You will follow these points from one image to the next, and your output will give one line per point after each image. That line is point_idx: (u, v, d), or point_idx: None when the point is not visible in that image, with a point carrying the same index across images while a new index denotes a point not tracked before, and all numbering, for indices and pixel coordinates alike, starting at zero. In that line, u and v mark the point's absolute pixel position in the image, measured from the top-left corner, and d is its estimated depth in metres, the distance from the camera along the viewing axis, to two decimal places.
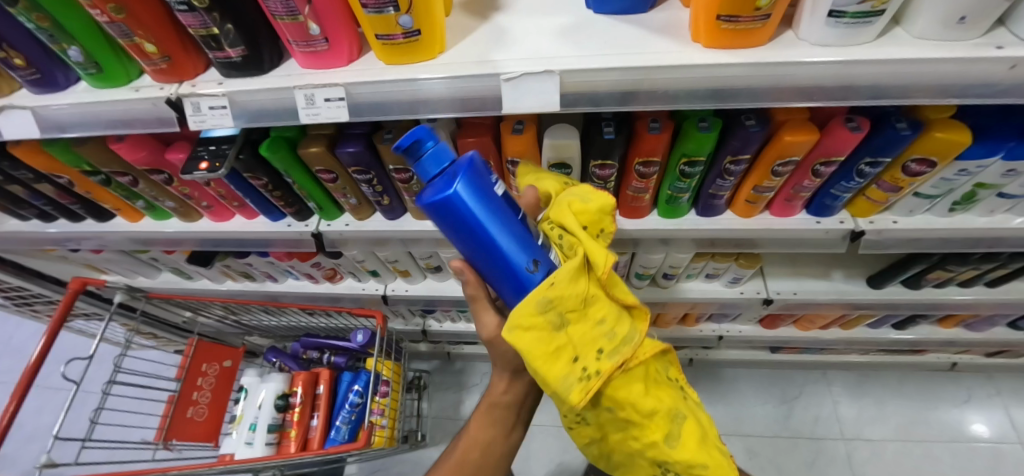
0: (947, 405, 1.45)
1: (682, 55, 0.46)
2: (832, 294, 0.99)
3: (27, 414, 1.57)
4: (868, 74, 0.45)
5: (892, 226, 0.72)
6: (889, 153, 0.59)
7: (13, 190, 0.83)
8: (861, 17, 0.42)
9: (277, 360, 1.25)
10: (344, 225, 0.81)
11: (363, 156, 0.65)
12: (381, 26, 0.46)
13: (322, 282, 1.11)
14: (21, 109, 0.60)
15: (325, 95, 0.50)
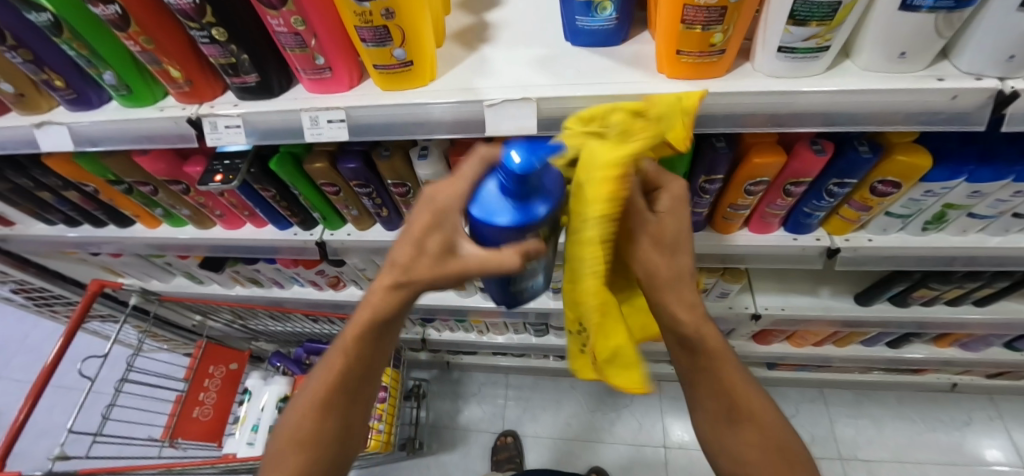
0: (948, 427, 1.43)
1: (648, 85, 0.50)
2: (819, 310, 1.01)
3: (40, 411, 1.64)
4: (820, 103, 0.49)
5: (867, 243, 0.74)
6: (854, 174, 0.62)
7: (43, 197, 0.90)
8: (809, 52, 0.46)
9: (281, 364, 1.31)
10: (346, 234, 0.86)
11: (363, 171, 0.70)
12: (379, 57, 0.51)
13: (325, 289, 1.16)
14: (57, 125, 0.66)
15: (328, 117, 0.56)
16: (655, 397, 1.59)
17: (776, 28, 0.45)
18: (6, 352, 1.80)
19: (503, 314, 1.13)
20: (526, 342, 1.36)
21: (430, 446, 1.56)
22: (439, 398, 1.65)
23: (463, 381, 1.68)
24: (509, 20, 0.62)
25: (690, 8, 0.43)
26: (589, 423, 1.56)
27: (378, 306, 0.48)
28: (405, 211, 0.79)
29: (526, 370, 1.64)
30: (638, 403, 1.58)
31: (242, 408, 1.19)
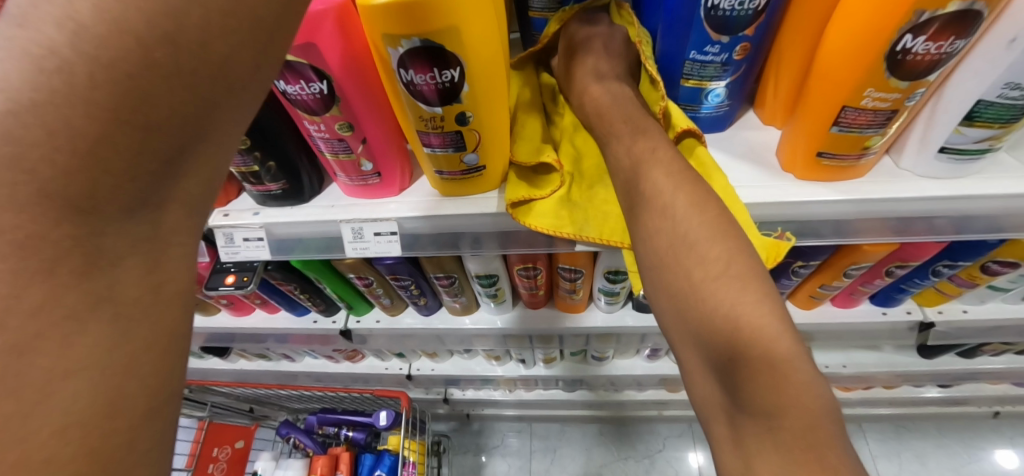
0: (991, 459, 1.39)
1: (775, 189, 0.42)
2: (884, 366, 0.94)
3: None
4: (979, 207, 0.41)
5: (963, 316, 0.67)
6: (970, 257, 0.55)
7: None
8: (974, 153, 0.38)
9: (291, 435, 1.18)
10: (375, 321, 0.76)
11: (402, 266, 0.60)
12: (443, 163, 0.42)
13: (342, 361, 1.05)
14: None
15: (375, 229, 0.46)
16: (689, 440, 1.51)
17: (942, 127, 0.38)
18: None
19: (539, 379, 1.04)
20: (556, 397, 1.26)
21: None
22: (460, 453, 1.54)
23: (485, 432, 1.57)
24: None
25: (849, 110, 0.35)
26: (622, 472, 1.48)
27: None
28: (447, 300, 0.69)
29: (551, 418, 1.55)
30: (671, 446, 1.51)
31: None
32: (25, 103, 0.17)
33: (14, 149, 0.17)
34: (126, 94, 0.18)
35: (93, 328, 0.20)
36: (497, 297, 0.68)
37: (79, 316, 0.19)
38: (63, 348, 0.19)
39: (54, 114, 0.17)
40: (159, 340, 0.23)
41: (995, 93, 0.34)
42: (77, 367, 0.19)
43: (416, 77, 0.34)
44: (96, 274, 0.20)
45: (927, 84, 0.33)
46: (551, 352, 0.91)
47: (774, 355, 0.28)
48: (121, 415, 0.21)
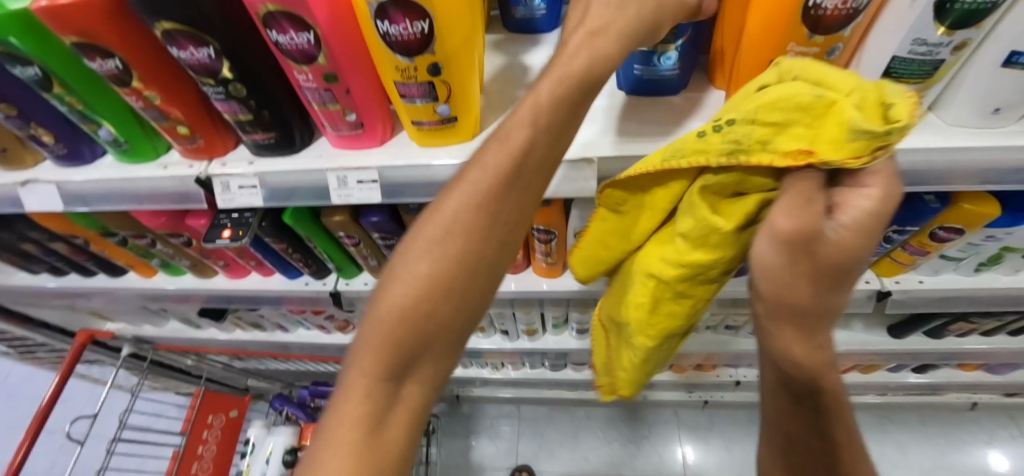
0: (969, 448, 1.42)
1: None
2: (853, 344, 0.97)
3: None
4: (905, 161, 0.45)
5: (918, 286, 0.71)
6: (916, 222, 0.59)
7: (26, 248, 0.82)
8: None
9: (283, 409, 1.23)
10: (363, 284, 0.80)
11: (387, 224, 0.65)
12: (419, 113, 0.46)
13: (333, 332, 1.09)
14: (45, 183, 0.59)
15: (358, 177, 0.50)
16: (674, 426, 1.54)
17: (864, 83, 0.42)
18: None
19: (523, 353, 1.08)
20: (542, 376, 1.29)
21: None
22: (449, 434, 1.58)
23: (474, 415, 1.61)
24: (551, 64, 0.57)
25: None
26: (607, 455, 1.51)
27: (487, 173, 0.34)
28: None
29: (539, 401, 1.59)
30: (656, 432, 1.54)
31: (244, 461, 1.11)
32: (424, 289, 0.35)
33: (411, 312, 0.35)
34: (467, 276, 0.36)
35: (407, 389, 0.37)
36: None
37: (396, 391, 0.36)
38: (392, 411, 0.36)
39: (434, 296, 0.35)
40: (426, 396, 0.38)
41: (906, 50, 0.38)
42: (398, 419, 0.36)
43: (392, 28, 0.37)
44: (407, 370, 0.36)
45: (842, 38, 0.37)
46: (533, 323, 0.95)
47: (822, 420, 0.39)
48: (401, 417, 0.36)
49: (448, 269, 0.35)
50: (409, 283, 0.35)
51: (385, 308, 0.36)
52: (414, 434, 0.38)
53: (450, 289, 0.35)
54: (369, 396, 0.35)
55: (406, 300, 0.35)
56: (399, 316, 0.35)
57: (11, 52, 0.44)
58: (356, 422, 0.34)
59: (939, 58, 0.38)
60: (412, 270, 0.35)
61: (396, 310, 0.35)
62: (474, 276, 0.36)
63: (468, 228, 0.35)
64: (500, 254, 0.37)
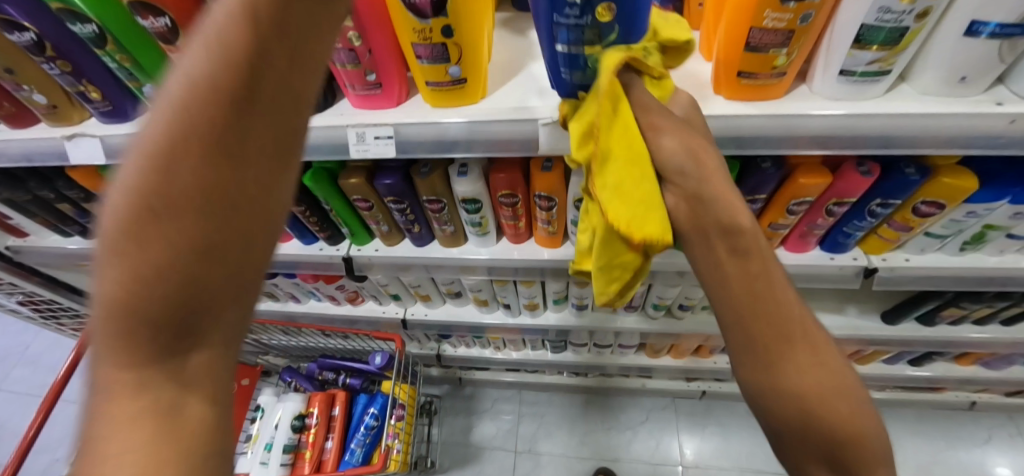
0: (967, 446, 1.42)
1: (707, 105, 0.51)
2: (846, 329, 0.99)
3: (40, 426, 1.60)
4: (878, 125, 0.49)
5: (904, 264, 0.74)
6: (899, 195, 0.62)
7: (63, 208, 0.89)
8: (869, 76, 0.47)
9: (293, 380, 1.29)
10: (374, 250, 0.86)
11: (400, 187, 0.70)
12: (432, 74, 0.51)
13: (343, 304, 1.15)
14: (90, 138, 0.64)
15: (375, 133, 0.55)
16: (672, 414, 1.56)
17: (839, 52, 0.46)
18: (5, 365, 1.72)
19: (524, 330, 1.12)
20: (542, 357, 1.33)
21: (442, 463, 1.52)
22: (450, 415, 1.62)
23: (476, 396, 1.65)
24: None
25: (758, 31, 0.44)
26: (605, 440, 1.54)
27: (195, 92, 0.24)
28: (437, 226, 0.78)
29: (539, 386, 1.62)
30: (655, 419, 1.56)
31: (254, 425, 1.16)
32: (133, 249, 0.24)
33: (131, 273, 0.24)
34: (206, 218, 0.25)
35: (164, 425, 0.26)
36: (481, 227, 0.77)
37: (153, 390, 0.26)
38: (170, 431, 0.26)
39: (173, 236, 0.25)
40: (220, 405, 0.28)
41: (873, 17, 0.42)
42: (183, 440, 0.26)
43: None
44: (177, 359, 0.27)
45: (812, 6, 0.42)
46: (534, 297, 0.99)
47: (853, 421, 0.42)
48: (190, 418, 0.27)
49: (179, 171, 0.24)
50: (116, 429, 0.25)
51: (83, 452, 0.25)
52: (220, 428, 0.28)
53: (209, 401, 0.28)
54: (142, 388, 0.26)
55: (137, 459, 0.25)
56: (132, 261, 0.24)
57: (71, 9, 0.50)
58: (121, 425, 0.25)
59: (904, 25, 0.42)
60: (99, 383, 0.26)
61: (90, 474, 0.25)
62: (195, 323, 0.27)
63: (136, 306, 0.25)
64: (214, 313, 0.27)
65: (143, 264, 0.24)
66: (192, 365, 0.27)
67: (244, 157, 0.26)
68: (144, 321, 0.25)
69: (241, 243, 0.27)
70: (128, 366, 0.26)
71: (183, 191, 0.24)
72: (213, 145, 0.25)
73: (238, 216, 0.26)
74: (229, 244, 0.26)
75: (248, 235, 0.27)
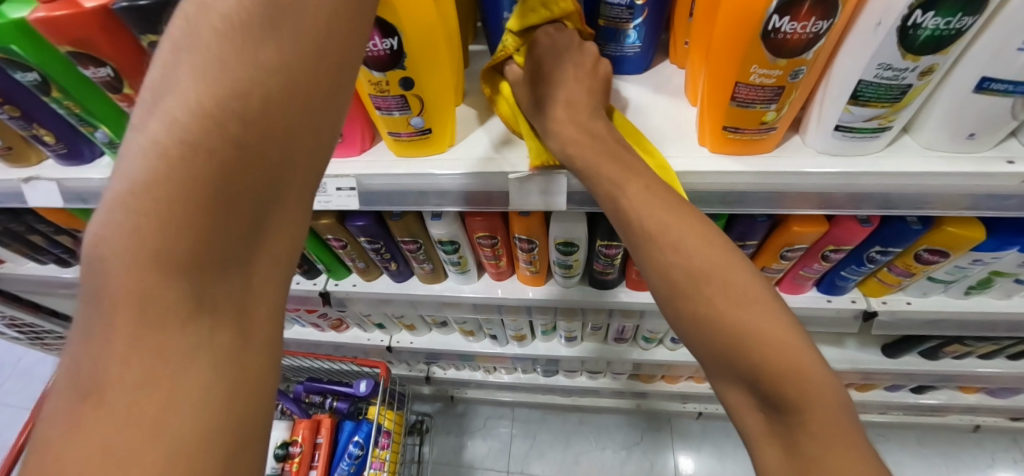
0: (970, 470, 1.39)
1: (690, 160, 0.47)
2: (844, 362, 0.96)
3: None
4: (875, 183, 0.45)
5: (906, 307, 0.70)
6: (899, 243, 0.58)
7: (34, 240, 0.87)
8: (867, 132, 0.43)
9: (279, 402, 1.20)
10: (352, 285, 0.83)
11: (374, 229, 0.66)
12: (394, 125, 0.47)
13: (327, 330, 1.12)
14: (47, 181, 0.62)
15: (337, 185, 0.51)
16: (667, 435, 1.53)
17: (834, 106, 0.43)
18: None
19: (512, 359, 1.09)
20: (533, 381, 1.30)
21: None
22: (442, 433, 1.59)
23: (468, 414, 1.62)
24: None
25: (744, 86, 0.41)
26: (598, 461, 1.51)
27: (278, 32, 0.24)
28: (415, 264, 0.75)
29: (532, 404, 1.60)
30: (649, 440, 1.53)
31: None
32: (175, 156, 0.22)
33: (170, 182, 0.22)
34: (252, 138, 0.23)
35: (198, 370, 0.23)
36: (461, 265, 0.74)
37: (188, 330, 0.23)
38: (177, 386, 0.23)
39: (216, 156, 0.22)
40: (251, 368, 0.26)
41: (872, 74, 0.38)
42: (194, 397, 0.23)
43: (364, 44, 0.40)
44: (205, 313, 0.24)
45: (805, 62, 0.38)
46: (521, 328, 0.95)
47: (798, 363, 0.35)
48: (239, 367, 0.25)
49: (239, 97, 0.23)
50: (161, 344, 0.23)
51: (108, 373, 0.22)
52: (246, 387, 0.26)
53: (261, 316, 0.26)
54: (174, 328, 0.23)
55: (194, 381, 0.23)
56: (173, 175, 0.22)
57: (10, 58, 0.46)
58: (132, 372, 0.22)
59: (906, 82, 0.38)
60: (116, 293, 0.22)
61: (128, 394, 0.22)
62: (254, 236, 0.25)
63: (185, 197, 0.22)
64: (275, 216, 0.25)
65: (186, 175, 0.22)
66: (246, 288, 0.25)
67: (301, 88, 0.25)
68: (187, 218, 0.22)
69: (301, 147, 0.25)
70: (168, 271, 0.22)
71: (238, 104, 0.23)
72: (274, 21, 0.24)
73: (303, 111, 0.25)
74: (293, 145, 0.25)
75: (292, 175, 0.25)
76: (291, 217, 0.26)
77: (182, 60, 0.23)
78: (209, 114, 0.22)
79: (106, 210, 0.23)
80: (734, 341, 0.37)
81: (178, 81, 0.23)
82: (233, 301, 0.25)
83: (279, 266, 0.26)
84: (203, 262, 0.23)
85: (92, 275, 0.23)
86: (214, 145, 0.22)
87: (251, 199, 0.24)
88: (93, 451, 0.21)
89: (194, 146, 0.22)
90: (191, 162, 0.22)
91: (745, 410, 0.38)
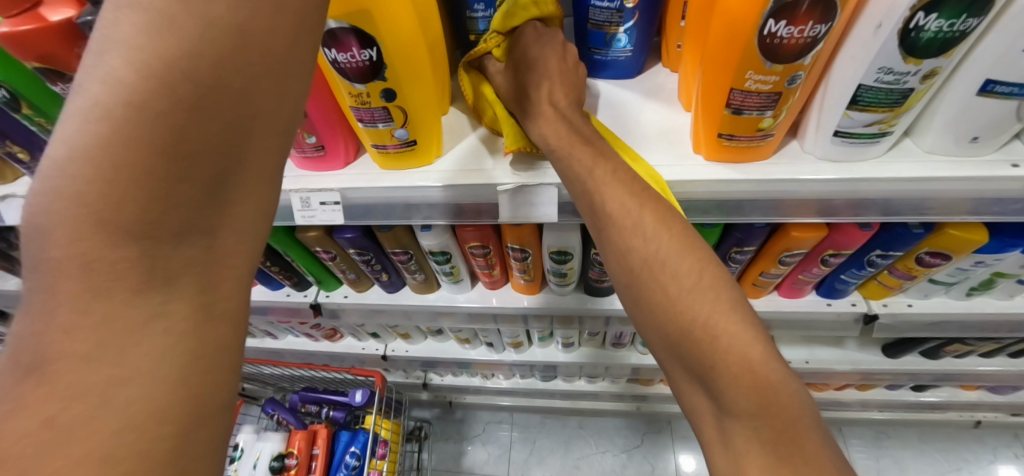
0: (970, 467, 1.38)
1: (684, 168, 0.46)
2: (845, 363, 0.95)
3: None
4: (876, 189, 0.44)
5: (907, 310, 0.68)
6: (900, 247, 0.56)
7: (17, 256, 0.85)
8: (867, 137, 0.42)
9: (275, 412, 1.18)
10: (343, 296, 0.81)
11: (362, 241, 0.65)
12: (377, 137, 0.45)
13: (321, 340, 1.10)
14: (24, 198, 0.60)
15: (321, 199, 0.50)
16: (667, 437, 1.52)
17: (832, 112, 0.41)
18: None
19: (510, 365, 1.07)
20: (532, 386, 1.29)
21: None
22: (441, 440, 1.58)
23: (467, 420, 1.61)
24: None
25: (739, 92, 0.39)
26: (598, 464, 1.50)
27: None
28: (407, 275, 0.73)
29: (531, 408, 1.59)
30: (650, 443, 1.52)
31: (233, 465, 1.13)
32: (118, 116, 0.20)
33: (113, 138, 0.20)
34: (204, 94, 0.21)
35: (152, 338, 0.22)
36: (453, 275, 0.72)
37: (137, 297, 0.21)
38: (125, 357, 0.21)
39: (160, 117, 0.20)
40: (217, 333, 0.24)
41: (872, 78, 0.37)
42: (138, 373, 0.21)
43: (340, 56, 0.37)
44: (159, 284, 0.22)
45: (803, 67, 0.36)
46: (517, 336, 0.94)
47: (749, 359, 0.32)
48: (208, 333, 0.24)
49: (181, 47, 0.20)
50: (109, 318, 0.21)
51: (51, 346, 0.20)
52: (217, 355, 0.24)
53: (226, 290, 0.24)
54: (119, 298, 0.21)
55: (146, 350, 0.22)
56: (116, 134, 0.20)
57: None
58: (76, 337, 0.20)
59: (907, 86, 0.37)
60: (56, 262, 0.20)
61: (73, 368, 0.20)
62: (210, 203, 0.23)
63: (131, 158, 0.20)
64: (238, 183, 0.23)
65: (129, 132, 0.20)
66: (211, 253, 0.23)
67: (257, 44, 0.22)
68: (138, 180, 0.20)
69: (261, 109, 0.23)
70: (118, 243, 0.20)
71: (183, 61, 0.20)
72: None
73: (264, 72, 0.23)
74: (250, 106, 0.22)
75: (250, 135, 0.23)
76: (255, 182, 0.24)
77: (119, 7, 0.20)
78: (154, 70, 0.20)
79: (41, 179, 0.20)
80: (686, 332, 0.34)
81: (113, 40, 0.20)
82: (191, 272, 0.23)
83: (245, 234, 0.24)
84: (155, 228, 0.21)
85: (33, 245, 0.21)
86: (162, 109, 0.20)
87: (206, 163, 0.22)
88: (35, 428, 0.19)
89: (139, 109, 0.20)
90: (136, 125, 0.20)
91: (702, 412, 0.35)
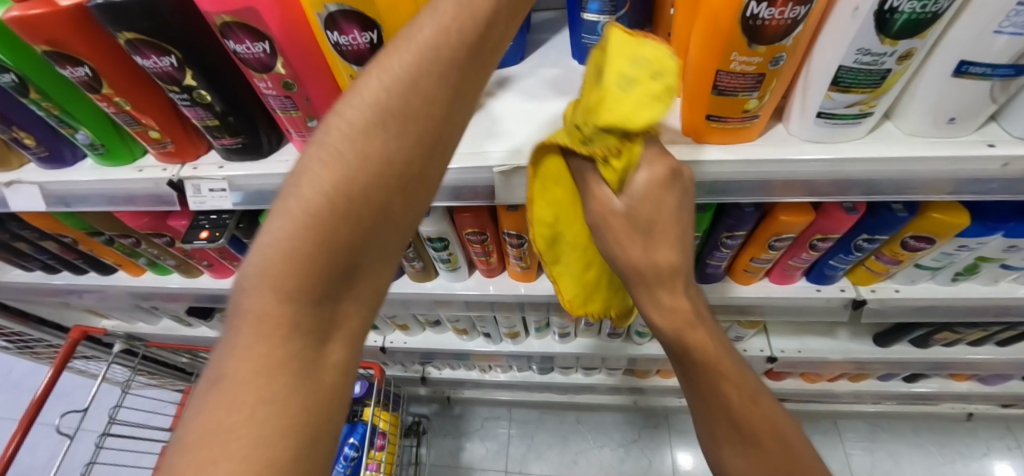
0: (963, 459, 1.40)
1: (675, 149, 0.47)
2: (837, 352, 0.96)
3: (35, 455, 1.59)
4: (858, 170, 0.46)
5: (894, 295, 0.70)
6: (886, 231, 0.58)
7: (19, 247, 0.86)
8: (849, 118, 0.43)
9: None
10: None
11: None
12: None
13: None
14: (29, 184, 0.61)
15: None
16: (664, 431, 1.54)
17: (815, 94, 0.43)
18: None
19: (508, 357, 1.08)
20: (529, 379, 1.30)
21: None
22: (439, 435, 1.59)
23: (464, 415, 1.62)
24: (516, 71, 0.59)
25: (725, 74, 0.41)
26: (595, 458, 1.51)
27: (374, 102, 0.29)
28: (405, 263, 0.75)
29: (529, 403, 1.60)
30: (646, 437, 1.53)
31: None
32: (301, 217, 0.27)
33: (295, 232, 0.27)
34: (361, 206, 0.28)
35: (296, 366, 0.28)
36: (451, 263, 0.73)
37: (292, 335, 0.28)
38: (278, 377, 0.27)
39: (329, 220, 0.28)
40: (341, 364, 0.31)
41: (851, 59, 0.38)
42: (287, 388, 0.27)
43: (342, 38, 0.39)
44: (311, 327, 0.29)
45: (784, 48, 0.38)
46: (514, 326, 0.95)
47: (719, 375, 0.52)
48: (333, 369, 0.30)
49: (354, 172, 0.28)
50: (274, 348, 0.28)
51: (238, 364, 0.28)
52: (344, 382, 0.31)
53: (351, 336, 0.31)
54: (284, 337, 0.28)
55: (291, 377, 0.28)
56: (297, 230, 0.27)
57: None
58: (254, 359, 0.28)
59: (885, 67, 0.38)
60: (251, 309, 0.28)
61: (247, 380, 0.27)
62: (349, 280, 0.30)
63: (306, 247, 0.27)
64: (369, 268, 0.31)
65: (307, 228, 0.27)
66: (341, 313, 0.31)
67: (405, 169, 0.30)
68: (309, 261, 0.28)
69: (398, 215, 0.31)
70: (291, 302, 0.28)
71: (355, 179, 0.28)
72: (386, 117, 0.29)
73: (402, 190, 0.30)
74: (392, 208, 0.30)
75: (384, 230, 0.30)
76: (379, 261, 0.31)
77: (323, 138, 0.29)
78: (340, 176, 0.28)
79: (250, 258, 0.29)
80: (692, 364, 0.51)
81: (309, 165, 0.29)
82: (331, 323, 0.30)
83: (365, 306, 0.32)
84: (316, 292, 0.28)
85: (239, 299, 0.29)
86: (329, 213, 0.28)
87: (353, 252, 0.29)
88: (227, 418, 0.26)
89: (317, 213, 0.27)
90: (311, 223, 0.27)
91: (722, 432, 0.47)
